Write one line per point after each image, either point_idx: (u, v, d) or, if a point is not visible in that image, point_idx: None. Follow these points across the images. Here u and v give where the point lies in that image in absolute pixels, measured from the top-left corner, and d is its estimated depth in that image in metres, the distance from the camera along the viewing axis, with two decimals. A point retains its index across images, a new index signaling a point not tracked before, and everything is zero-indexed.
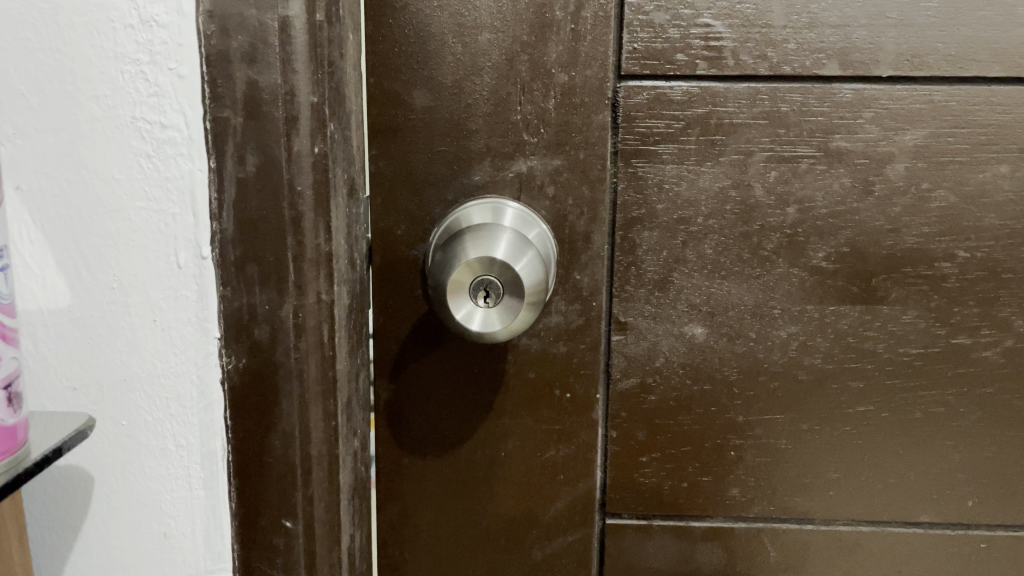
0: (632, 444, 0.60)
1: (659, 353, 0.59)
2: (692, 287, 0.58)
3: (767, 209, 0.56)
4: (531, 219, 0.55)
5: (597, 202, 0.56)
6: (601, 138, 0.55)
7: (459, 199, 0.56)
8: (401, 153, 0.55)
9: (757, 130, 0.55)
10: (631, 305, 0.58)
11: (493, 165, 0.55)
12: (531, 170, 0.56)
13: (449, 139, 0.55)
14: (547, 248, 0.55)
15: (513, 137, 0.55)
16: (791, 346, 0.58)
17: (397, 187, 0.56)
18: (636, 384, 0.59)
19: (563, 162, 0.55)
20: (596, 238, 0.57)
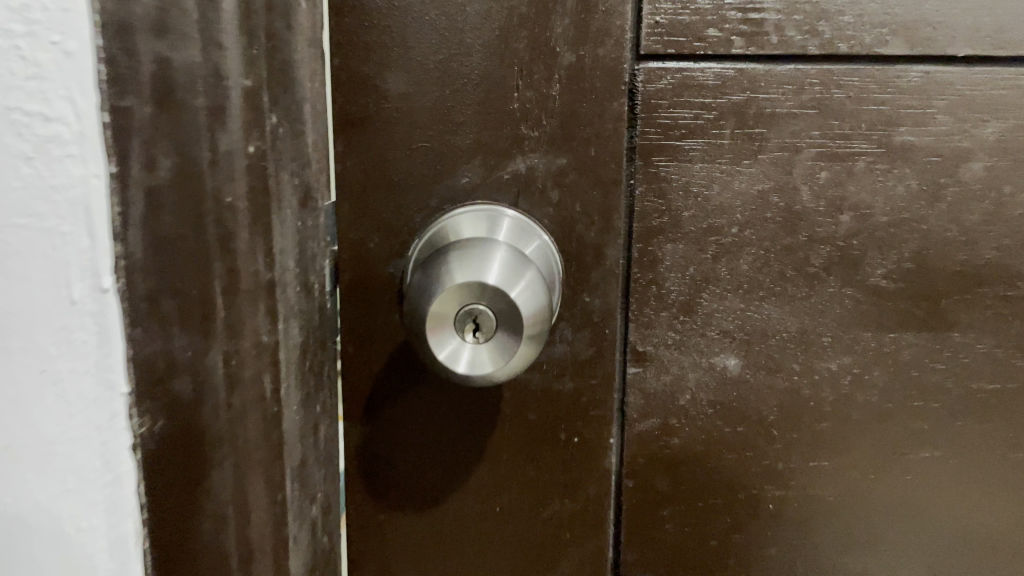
0: (651, 496, 0.51)
1: (684, 388, 0.49)
2: (725, 310, 0.48)
3: (815, 216, 0.47)
4: (534, 228, 0.46)
5: (611, 209, 0.46)
6: (616, 131, 0.45)
7: (443, 205, 0.46)
8: (372, 150, 0.45)
9: (805, 122, 0.46)
10: (650, 331, 0.48)
11: (484, 164, 0.46)
12: (531, 170, 0.46)
13: (432, 133, 0.45)
14: (552, 265, 0.45)
15: (509, 131, 0.45)
16: (843, 380, 0.49)
17: (368, 191, 0.46)
18: (656, 426, 0.50)
19: (570, 160, 0.46)
20: (609, 253, 0.47)
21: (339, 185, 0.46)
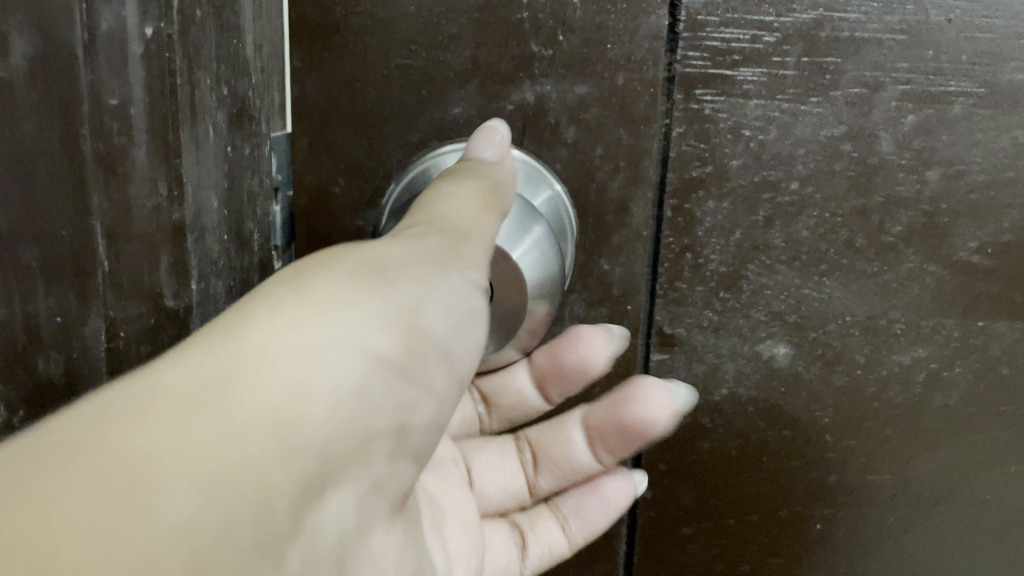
0: (673, 507, 0.42)
1: (719, 380, 0.40)
2: (776, 287, 0.39)
3: (897, 171, 0.37)
4: (540, 176, 0.36)
5: (640, 155, 0.37)
6: (651, 53, 0.35)
7: (428, 142, 0.36)
8: (339, 66, 0.35)
9: (892, 51, 0.36)
10: (681, 310, 0.39)
11: (482, 90, 0.36)
12: (542, 101, 0.36)
13: (416, 48, 0.35)
14: (558, 225, 0.36)
15: (515, 48, 0.35)
16: (917, 377, 0.40)
17: (334, 121, 0.36)
18: (684, 426, 0.41)
19: (592, 89, 0.36)
20: (636, 210, 0.37)
21: (295, 113, 0.36)
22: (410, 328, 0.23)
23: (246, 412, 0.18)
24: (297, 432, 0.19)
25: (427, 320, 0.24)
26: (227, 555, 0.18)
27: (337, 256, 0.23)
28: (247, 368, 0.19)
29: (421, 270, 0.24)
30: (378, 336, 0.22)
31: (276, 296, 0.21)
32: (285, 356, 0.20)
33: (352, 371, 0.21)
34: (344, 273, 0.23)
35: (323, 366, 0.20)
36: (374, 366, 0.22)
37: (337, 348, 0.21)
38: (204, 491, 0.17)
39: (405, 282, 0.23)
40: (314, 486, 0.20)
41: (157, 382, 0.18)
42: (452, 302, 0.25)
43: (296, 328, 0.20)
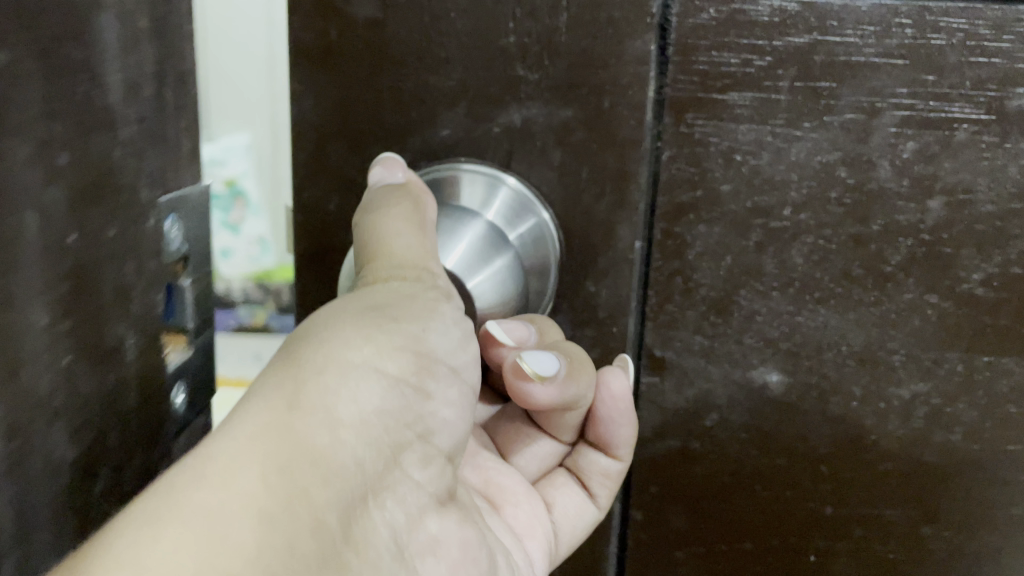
0: (665, 531, 0.42)
1: (712, 405, 0.40)
2: (769, 313, 0.38)
3: (895, 199, 0.36)
4: (531, 203, 0.37)
5: (627, 178, 0.37)
6: (638, 78, 0.35)
7: (417, 162, 0.37)
8: (333, 87, 0.36)
9: (891, 76, 0.35)
10: (672, 333, 0.39)
11: (470, 112, 0.36)
12: (527, 124, 0.36)
13: (405, 70, 0.36)
14: (544, 252, 0.37)
15: (502, 72, 0.36)
16: (917, 412, 0.39)
17: (328, 140, 0.37)
18: (675, 449, 0.41)
19: (578, 113, 0.36)
20: (623, 232, 0.37)
21: (292, 132, 0.37)
22: (415, 351, 0.30)
23: (288, 451, 0.24)
24: (326, 455, 0.25)
25: (428, 341, 0.30)
26: (287, 556, 0.23)
27: (331, 311, 0.29)
28: (280, 414, 0.25)
29: (412, 304, 0.31)
30: (387, 361, 0.29)
31: (291, 356, 0.27)
32: (311, 397, 0.26)
33: (372, 390, 0.28)
34: (351, 321, 0.29)
35: (346, 392, 0.27)
36: (388, 386, 0.28)
37: (354, 375, 0.27)
38: (262, 514, 0.23)
39: (401, 319, 0.30)
40: (362, 487, 0.27)
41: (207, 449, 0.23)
42: (450, 325, 0.32)
43: (315, 368, 0.26)
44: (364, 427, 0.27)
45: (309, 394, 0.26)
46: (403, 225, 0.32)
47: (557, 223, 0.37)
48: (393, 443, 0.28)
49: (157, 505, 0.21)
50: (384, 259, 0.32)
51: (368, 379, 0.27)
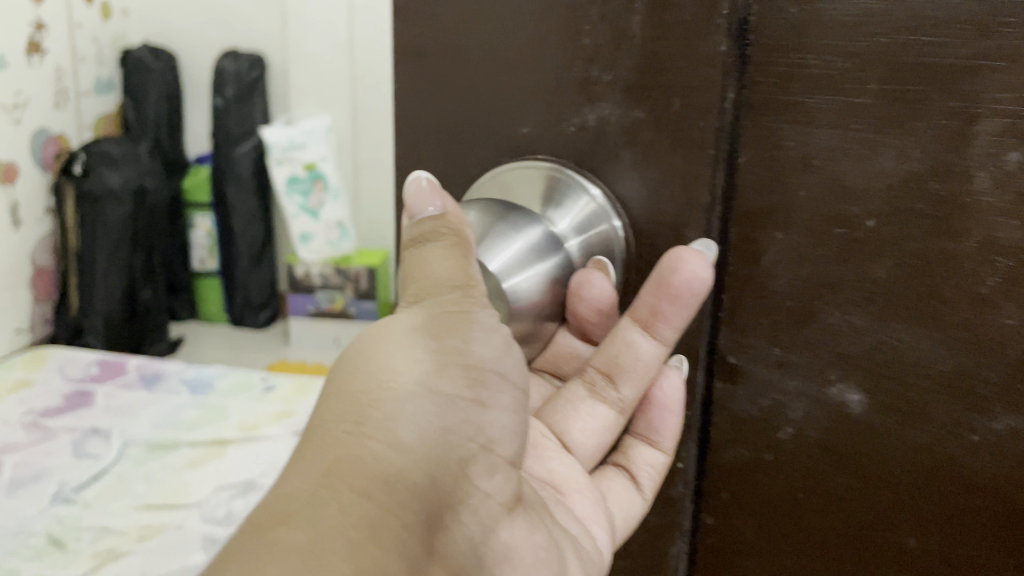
0: (733, 537, 0.40)
1: (785, 418, 0.38)
2: (849, 328, 0.35)
3: (992, 214, 0.32)
4: (603, 211, 0.37)
5: (693, 181, 0.35)
6: (709, 80, 0.33)
7: (502, 157, 0.39)
8: (430, 80, 0.39)
9: (990, 82, 0.31)
10: (746, 339, 0.38)
11: (548, 111, 0.37)
12: (602, 124, 0.36)
13: (493, 67, 0.37)
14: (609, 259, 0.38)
15: (578, 70, 0.35)
16: (1013, 449, 0.34)
17: (426, 133, 0.40)
18: (744, 457, 0.39)
19: (648, 115, 0.35)
20: (691, 235, 0.36)
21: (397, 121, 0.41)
22: (463, 365, 0.32)
23: (364, 475, 0.28)
24: (387, 460, 0.29)
25: (474, 352, 0.33)
26: (368, 547, 0.26)
27: (376, 338, 0.32)
28: (352, 439, 0.29)
29: (443, 318, 0.32)
30: (440, 379, 0.32)
31: (349, 390, 0.30)
32: (375, 421, 0.29)
33: (427, 409, 0.31)
34: (399, 344, 0.32)
35: (405, 415, 0.30)
36: (444, 403, 0.31)
37: (411, 399, 0.31)
38: (338, 510, 0.26)
39: (440, 336, 0.32)
40: (436, 500, 0.30)
41: (295, 484, 0.27)
42: (490, 331, 0.33)
43: (372, 396, 0.30)
44: (423, 435, 0.30)
45: (367, 411, 0.29)
46: (443, 252, 0.33)
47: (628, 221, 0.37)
48: (460, 457, 0.32)
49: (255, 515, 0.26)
50: (422, 287, 0.33)
51: (421, 394, 0.31)
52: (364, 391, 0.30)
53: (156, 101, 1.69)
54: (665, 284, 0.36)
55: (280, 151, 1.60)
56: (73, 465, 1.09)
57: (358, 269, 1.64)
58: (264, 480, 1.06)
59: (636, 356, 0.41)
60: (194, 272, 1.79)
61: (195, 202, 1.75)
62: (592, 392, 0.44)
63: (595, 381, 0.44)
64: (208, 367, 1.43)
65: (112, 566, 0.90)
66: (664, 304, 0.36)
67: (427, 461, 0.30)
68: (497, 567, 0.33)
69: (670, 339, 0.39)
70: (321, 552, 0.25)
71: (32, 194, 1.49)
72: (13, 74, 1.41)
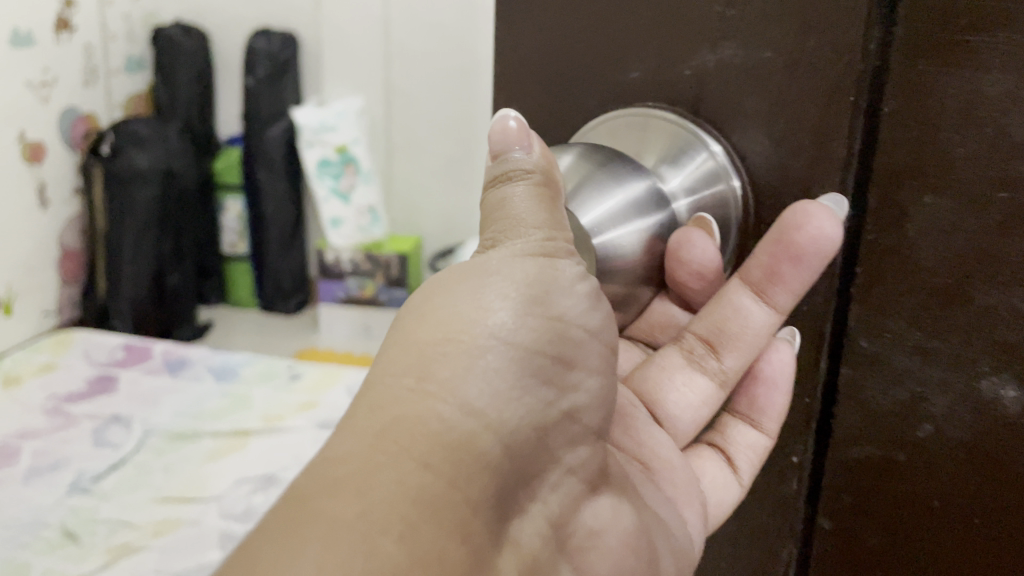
0: (850, 532, 0.38)
1: (922, 413, 0.35)
2: (1003, 315, 0.32)
3: None
4: (723, 169, 0.37)
5: (816, 125, 0.34)
6: (844, 21, 0.33)
7: (618, 103, 0.40)
8: (559, 22, 0.40)
9: None
10: (880, 321, 0.35)
11: (675, 55, 0.37)
12: (720, 67, 0.36)
13: (626, 6, 0.38)
14: (725, 218, 0.38)
15: (711, 11, 0.36)
16: None
17: (544, 74, 0.42)
18: (876, 455, 0.37)
19: (774, 56, 0.35)
20: (816, 192, 0.35)
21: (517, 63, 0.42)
22: (543, 316, 0.30)
23: (424, 439, 0.25)
24: (450, 426, 0.26)
25: (557, 305, 0.30)
26: (419, 531, 0.24)
27: (453, 284, 0.30)
28: (417, 398, 0.26)
29: (523, 266, 0.30)
30: (518, 331, 0.29)
31: (414, 340, 0.28)
32: (441, 378, 0.27)
33: (498, 364, 0.28)
34: (476, 289, 0.29)
35: (476, 372, 0.27)
36: (521, 358, 0.29)
37: (482, 353, 0.28)
38: (394, 484, 0.24)
39: (523, 285, 0.30)
40: (504, 474, 0.27)
41: (344, 446, 0.24)
42: (572, 283, 0.31)
43: (442, 350, 0.27)
44: (495, 394, 0.28)
45: (435, 365, 0.27)
46: (529, 195, 0.31)
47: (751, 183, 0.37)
48: (539, 424, 0.29)
49: (304, 481, 0.24)
50: (503, 228, 0.31)
51: (493, 348, 0.28)
52: (432, 343, 0.28)
53: (186, 81, 1.65)
54: (786, 242, 0.35)
55: (311, 133, 1.56)
56: (92, 454, 1.07)
57: (389, 255, 1.60)
58: (287, 475, 1.03)
59: (744, 321, 0.40)
60: (224, 255, 1.76)
61: (227, 184, 1.72)
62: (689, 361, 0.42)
63: (693, 349, 0.42)
64: (233, 354, 1.40)
65: (127, 561, 0.86)
66: (783, 263, 0.36)
67: (499, 424, 0.27)
68: (583, 552, 0.30)
69: (785, 304, 0.37)
70: (372, 532, 0.23)
71: (59, 174, 1.46)
72: (40, 51, 1.37)
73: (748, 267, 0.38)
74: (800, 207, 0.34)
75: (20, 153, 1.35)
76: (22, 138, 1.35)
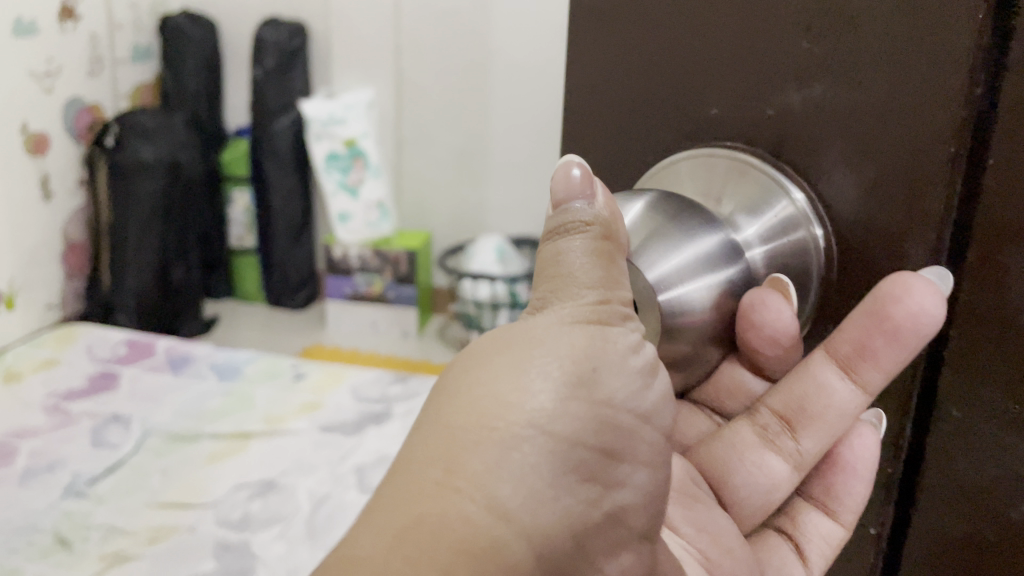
0: (933, 521, 0.48)
1: (1003, 432, 0.45)
2: None
3: None
4: (801, 215, 0.49)
5: (893, 176, 0.45)
6: (931, 87, 0.43)
7: (712, 136, 0.52)
8: (666, 55, 0.52)
9: None
10: (972, 354, 0.45)
11: (775, 101, 0.48)
12: (806, 106, 0.47)
13: (729, 59, 0.49)
14: (804, 256, 0.49)
15: (802, 70, 0.47)
16: None
17: (653, 101, 0.54)
18: (963, 466, 0.46)
19: (858, 107, 0.45)
20: (909, 241, 0.45)
21: (633, 90, 0.54)
22: (586, 398, 0.35)
23: (452, 535, 0.30)
24: (477, 517, 0.31)
25: (602, 386, 0.35)
26: None
27: (498, 367, 0.34)
28: (444, 488, 0.31)
29: (574, 342, 0.35)
30: (557, 420, 0.34)
31: (454, 423, 0.33)
32: (473, 468, 0.32)
33: (532, 451, 0.33)
34: (521, 375, 0.34)
35: (512, 460, 0.32)
36: (556, 447, 0.34)
37: (517, 443, 0.33)
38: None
39: (567, 363, 0.35)
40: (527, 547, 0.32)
41: (370, 541, 0.30)
42: (622, 358, 0.36)
43: (473, 440, 0.32)
44: (526, 478, 0.33)
45: (472, 454, 0.32)
46: (585, 246, 0.36)
47: (829, 224, 0.48)
48: (569, 506, 0.34)
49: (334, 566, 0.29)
50: (560, 274, 0.36)
51: (531, 433, 0.33)
52: (472, 431, 0.32)
53: (194, 70, 1.62)
54: (883, 313, 0.43)
55: (319, 125, 1.52)
56: (90, 454, 1.05)
57: (397, 252, 1.56)
58: (287, 480, 1.01)
59: (829, 396, 0.48)
60: (231, 248, 1.74)
61: (234, 176, 1.69)
62: (768, 422, 0.51)
63: (770, 426, 0.51)
64: (239, 351, 1.37)
65: (119, 571, 0.84)
66: (874, 340, 0.44)
67: (529, 508, 0.32)
68: None
69: (867, 380, 0.46)
70: None
71: (63, 165, 1.43)
72: (43, 39, 1.35)
73: (839, 341, 0.46)
74: (903, 283, 0.42)
75: (22, 144, 1.33)
76: (24, 129, 1.33)
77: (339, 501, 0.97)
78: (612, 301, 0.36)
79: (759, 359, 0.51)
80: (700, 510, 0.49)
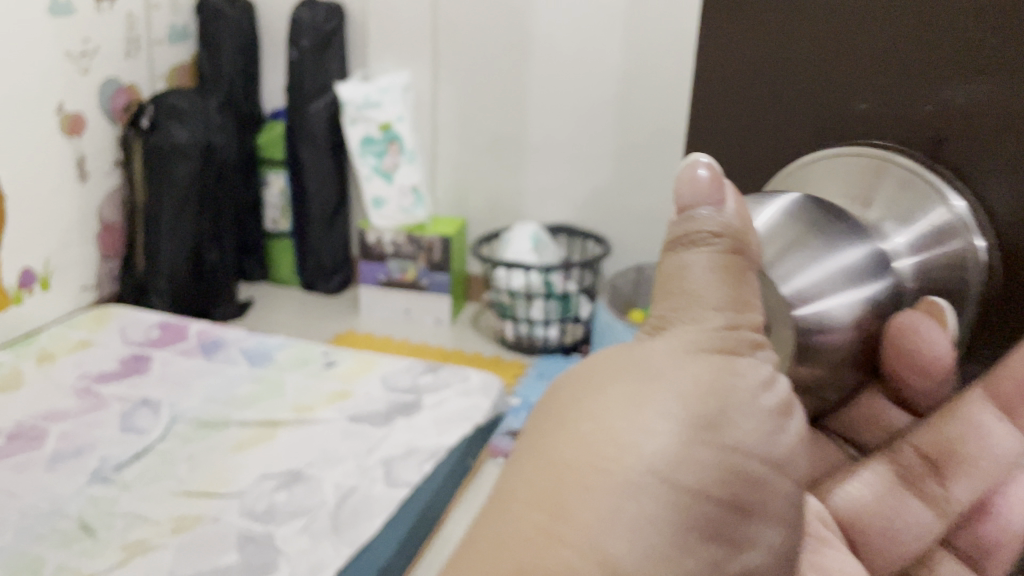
0: None
1: None
2: None
3: None
4: (960, 224, 0.42)
5: None
6: None
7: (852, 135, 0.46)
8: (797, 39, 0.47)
9: None
10: None
11: (929, 92, 0.42)
12: (958, 104, 0.41)
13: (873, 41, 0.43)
14: (960, 274, 0.43)
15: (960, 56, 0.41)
16: None
17: (776, 90, 0.49)
18: None
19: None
20: None
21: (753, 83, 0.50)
22: (714, 443, 0.30)
23: None
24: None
25: (731, 431, 0.30)
26: None
27: (616, 400, 0.31)
28: (547, 540, 0.28)
29: (695, 376, 0.31)
30: (679, 468, 0.29)
31: (559, 462, 0.30)
32: (576, 519, 0.28)
33: (647, 502, 0.29)
34: (641, 412, 0.30)
35: (623, 513, 0.28)
36: (674, 498, 0.29)
37: (628, 493, 0.29)
38: None
39: (689, 399, 0.30)
40: None
41: None
42: (755, 397, 0.31)
43: (580, 480, 0.29)
44: (639, 539, 0.28)
45: (575, 500, 0.29)
46: (713, 257, 0.34)
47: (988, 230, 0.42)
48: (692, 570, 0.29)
49: None
50: (682, 291, 0.34)
51: (645, 484, 0.29)
52: (577, 478, 0.29)
53: (231, 52, 1.60)
54: None
55: (355, 109, 1.50)
56: (118, 439, 1.04)
57: (432, 238, 1.54)
58: (314, 471, 0.99)
59: (986, 441, 0.42)
60: (267, 232, 1.73)
61: (270, 158, 1.68)
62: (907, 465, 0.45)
63: (912, 468, 0.44)
64: (270, 336, 1.36)
65: (142, 560, 0.83)
66: None
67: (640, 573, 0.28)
68: None
69: None
70: None
71: (99, 147, 1.43)
72: (80, 19, 1.34)
73: (1004, 377, 0.41)
74: None
75: (58, 124, 1.33)
76: (60, 109, 1.32)
77: (366, 494, 0.95)
78: (742, 328, 0.34)
79: (904, 387, 0.46)
80: (827, 557, 0.44)
